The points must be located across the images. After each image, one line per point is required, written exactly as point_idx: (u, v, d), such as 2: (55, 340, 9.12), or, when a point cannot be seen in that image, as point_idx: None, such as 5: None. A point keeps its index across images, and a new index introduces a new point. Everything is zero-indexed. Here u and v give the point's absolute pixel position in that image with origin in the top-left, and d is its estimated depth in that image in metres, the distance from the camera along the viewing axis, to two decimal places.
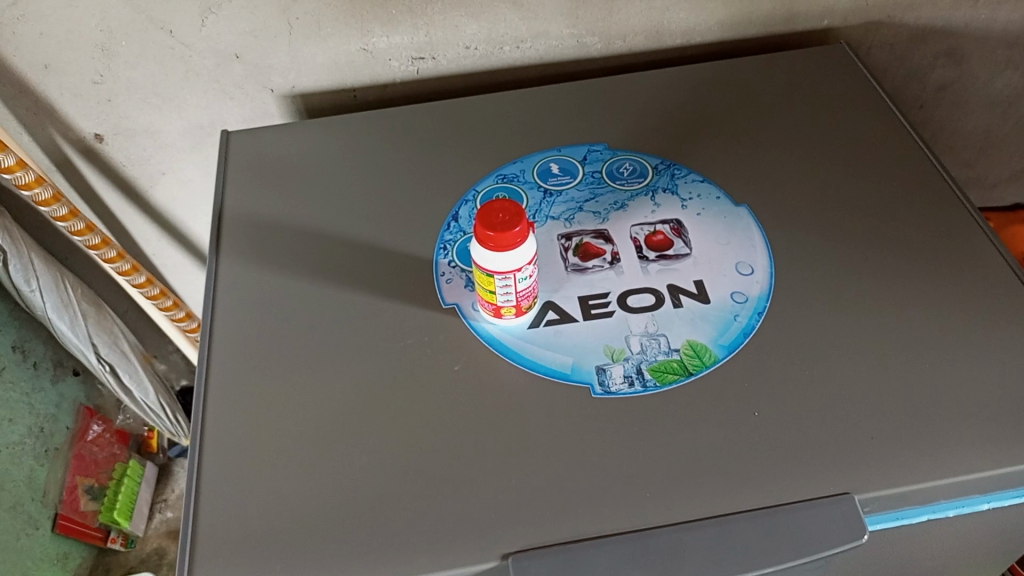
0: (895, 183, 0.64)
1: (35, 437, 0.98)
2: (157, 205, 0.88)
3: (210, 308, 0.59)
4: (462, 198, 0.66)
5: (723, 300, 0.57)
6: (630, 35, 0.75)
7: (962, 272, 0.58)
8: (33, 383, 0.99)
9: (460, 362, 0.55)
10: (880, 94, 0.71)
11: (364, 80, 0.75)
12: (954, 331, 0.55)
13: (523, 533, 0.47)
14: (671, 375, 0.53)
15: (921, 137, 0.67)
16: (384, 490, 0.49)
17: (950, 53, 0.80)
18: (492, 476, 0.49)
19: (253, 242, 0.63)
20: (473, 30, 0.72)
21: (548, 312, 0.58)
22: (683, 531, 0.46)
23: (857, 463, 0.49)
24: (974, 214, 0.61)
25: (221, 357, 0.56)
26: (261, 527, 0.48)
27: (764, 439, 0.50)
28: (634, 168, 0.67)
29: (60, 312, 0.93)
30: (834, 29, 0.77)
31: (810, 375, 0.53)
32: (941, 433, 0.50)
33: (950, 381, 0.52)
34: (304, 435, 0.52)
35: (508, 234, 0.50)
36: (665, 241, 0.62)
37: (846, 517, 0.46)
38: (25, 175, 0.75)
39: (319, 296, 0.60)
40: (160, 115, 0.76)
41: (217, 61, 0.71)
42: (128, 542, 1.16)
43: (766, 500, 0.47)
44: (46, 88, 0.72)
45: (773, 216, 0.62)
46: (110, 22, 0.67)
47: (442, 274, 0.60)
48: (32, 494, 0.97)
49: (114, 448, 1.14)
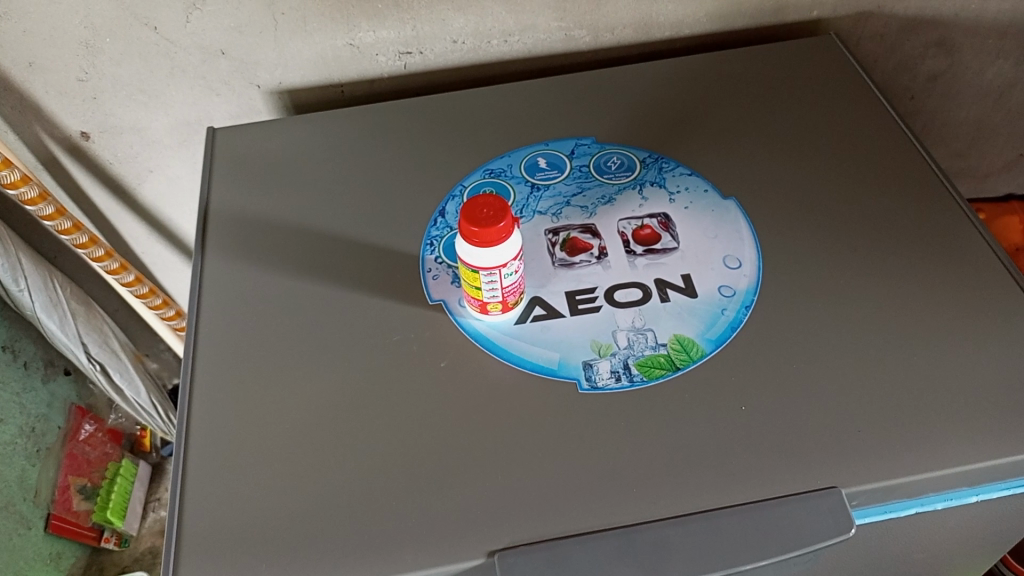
0: (884, 175, 0.64)
1: (25, 437, 0.98)
2: (144, 202, 0.88)
3: (196, 306, 0.59)
4: (450, 193, 0.65)
5: (711, 294, 0.57)
6: (619, 28, 0.74)
7: (950, 264, 0.58)
8: (24, 383, 0.98)
9: (447, 359, 0.55)
10: (871, 86, 0.70)
11: (351, 76, 0.75)
12: (942, 324, 0.54)
13: (510, 530, 0.47)
14: (659, 370, 0.53)
15: (912, 129, 0.67)
16: (371, 488, 0.49)
17: (940, 43, 0.79)
18: (478, 473, 0.49)
19: (238, 239, 0.63)
20: (460, 24, 0.71)
21: (536, 308, 0.58)
22: (670, 526, 0.46)
23: (844, 457, 0.48)
24: (962, 205, 0.61)
25: (207, 355, 0.56)
26: (248, 528, 0.48)
27: (751, 433, 0.50)
28: (623, 162, 0.67)
29: (50, 312, 0.92)
30: (824, 21, 0.76)
31: (797, 369, 0.52)
32: (929, 427, 0.49)
33: (938, 374, 0.52)
34: (290, 434, 0.52)
35: (493, 230, 0.49)
36: (653, 235, 0.61)
37: (832, 511, 0.46)
38: (10, 173, 0.75)
39: (306, 294, 0.59)
40: (146, 112, 0.76)
41: (203, 57, 0.71)
42: (121, 541, 1.16)
43: (754, 494, 0.47)
44: (31, 86, 0.71)
45: (760, 209, 0.62)
46: (93, 19, 0.66)
47: (429, 270, 0.60)
48: (24, 494, 0.97)
49: (106, 448, 1.14)
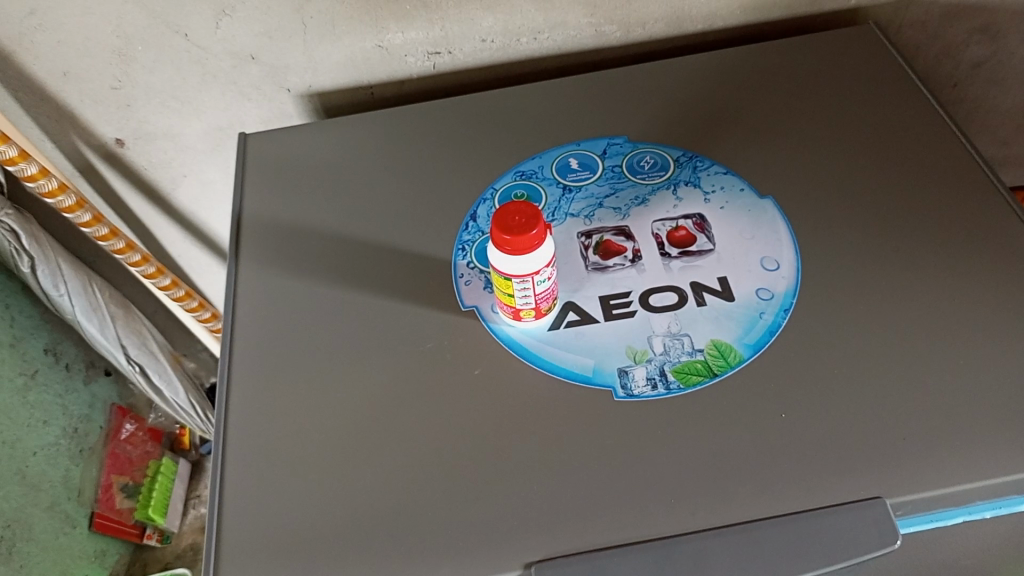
0: (928, 171, 0.61)
1: (69, 438, 1.01)
2: (179, 207, 0.89)
3: (231, 314, 0.59)
4: (480, 197, 0.65)
5: (749, 298, 0.56)
6: (651, 22, 0.73)
7: (1000, 263, 0.56)
8: (66, 385, 1.01)
9: (480, 366, 0.54)
10: (914, 78, 0.68)
11: (380, 77, 0.75)
12: (991, 326, 0.52)
13: (546, 541, 0.47)
14: (695, 377, 0.52)
15: (956, 121, 0.64)
16: (407, 497, 0.49)
17: (985, 30, 0.76)
18: (513, 482, 0.49)
19: (271, 247, 0.63)
20: (489, 23, 0.70)
21: (569, 313, 0.57)
22: (709, 538, 0.45)
23: (889, 467, 0.47)
24: (1007, 197, 0.59)
25: (243, 365, 0.57)
26: (287, 538, 0.49)
27: (792, 442, 0.49)
28: (656, 161, 0.65)
29: (90, 316, 0.94)
30: (863, 9, 0.74)
31: (839, 375, 0.51)
32: (978, 435, 0.48)
33: (988, 379, 0.50)
34: (326, 443, 0.52)
35: (526, 237, 0.49)
36: (688, 237, 0.60)
37: (876, 522, 0.45)
38: (47, 182, 0.77)
39: (339, 300, 0.59)
40: (178, 118, 0.77)
41: (233, 62, 0.71)
42: (163, 538, 1.18)
43: (795, 505, 0.46)
44: (66, 95, 0.72)
45: (798, 209, 0.61)
46: (125, 28, 0.66)
47: (461, 275, 0.60)
48: (68, 494, 1.00)
49: (147, 446, 1.17)
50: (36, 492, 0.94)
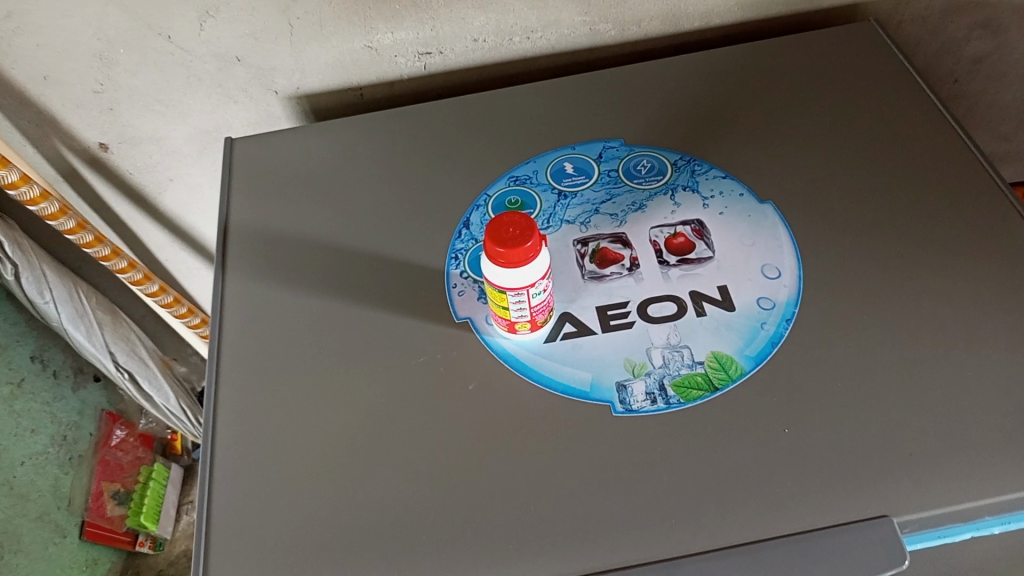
0: (930, 173, 0.60)
1: (58, 446, 0.99)
2: (166, 211, 0.87)
3: (218, 327, 0.58)
4: (473, 203, 0.63)
5: (749, 307, 0.55)
6: (646, 20, 0.71)
7: (1005, 269, 0.54)
8: (54, 392, 1.00)
9: (474, 381, 0.53)
10: (916, 76, 0.66)
11: (369, 78, 0.73)
12: (996, 336, 0.51)
13: (543, 563, 0.45)
14: (695, 391, 0.51)
15: (958, 121, 0.63)
16: (400, 518, 0.48)
17: (986, 24, 0.75)
18: (509, 503, 0.48)
19: (258, 257, 0.62)
20: (481, 22, 0.69)
21: (566, 325, 0.56)
22: (710, 560, 0.44)
23: (894, 483, 0.46)
24: (1011, 198, 0.58)
25: (231, 380, 0.55)
26: (276, 561, 0.47)
27: (794, 459, 0.47)
28: (653, 165, 0.64)
29: (76, 323, 0.93)
30: (863, 5, 0.72)
31: (842, 388, 0.50)
32: (983, 449, 0.47)
33: (994, 390, 0.49)
34: (316, 460, 0.51)
35: (520, 250, 0.47)
36: (687, 244, 0.59)
37: (882, 542, 0.44)
38: (29, 190, 0.75)
39: (328, 312, 0.58)
40: (163, 121, 0.75)
41: (219, 65, 0.69)
42: (156, 544, 1.17)
43: (798, 525, 0.45)
44: (47, 100, 0.70)
45: (799, 214, 0.59)
46: (106, 31, 0.64)
47: (454, 286, 0.58)
48: (58, 503, 0.98)
49: (139, 452, 1.16)
50: (24, 502, 0.93)
